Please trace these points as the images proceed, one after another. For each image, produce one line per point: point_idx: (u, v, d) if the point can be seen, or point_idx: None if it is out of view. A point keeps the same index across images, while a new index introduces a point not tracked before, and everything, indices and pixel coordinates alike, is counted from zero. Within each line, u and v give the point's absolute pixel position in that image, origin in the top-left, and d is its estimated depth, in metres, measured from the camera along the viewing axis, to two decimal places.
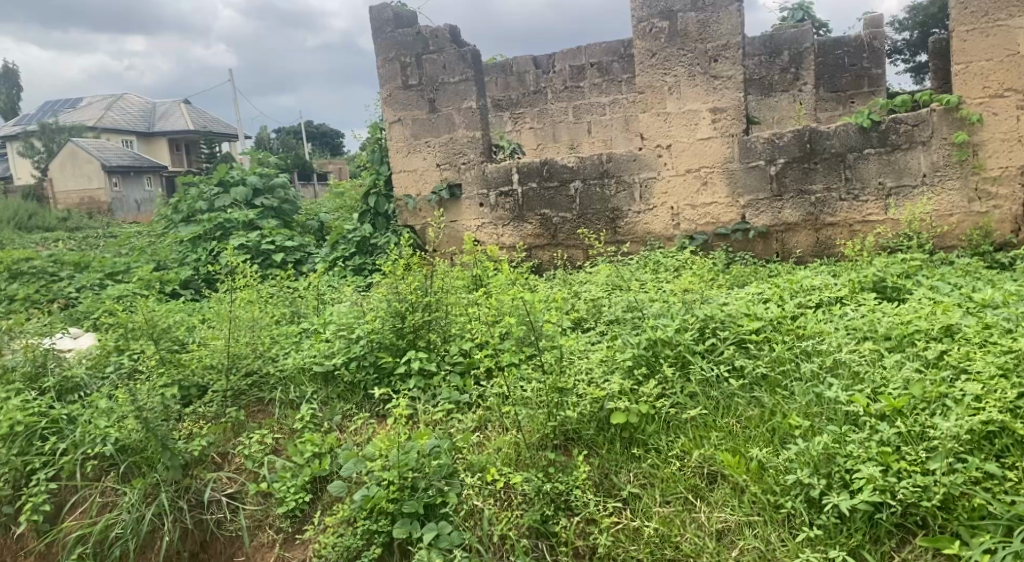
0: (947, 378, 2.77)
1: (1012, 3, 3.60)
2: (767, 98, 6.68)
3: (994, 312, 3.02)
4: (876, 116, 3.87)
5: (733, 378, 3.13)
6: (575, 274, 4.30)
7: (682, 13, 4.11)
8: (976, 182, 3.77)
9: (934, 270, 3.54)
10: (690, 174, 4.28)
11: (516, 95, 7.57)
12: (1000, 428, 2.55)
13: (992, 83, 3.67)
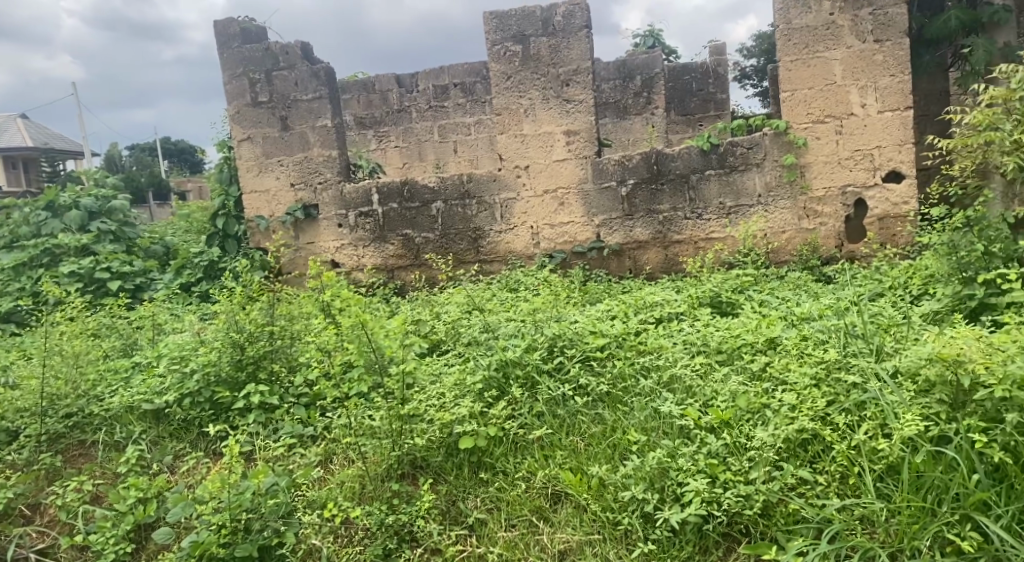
0: (768, 389, 2.95)
1: (828, 37, 3.88)
2: (622, 122, 6.89)
3: (812, 325, 3.22)
4: (715, 140, 4.08)
5: (578, 397, 3.18)
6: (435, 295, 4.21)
7: (535, 38, 4.18)
8: (804, 202, 4.04)
9: (765, 285, 3.74)
10: (548, 195, 4.36)
11: (379, 114, 7.48)
12: (813, 435, 2.75)
13: (814, 110, 3.96)
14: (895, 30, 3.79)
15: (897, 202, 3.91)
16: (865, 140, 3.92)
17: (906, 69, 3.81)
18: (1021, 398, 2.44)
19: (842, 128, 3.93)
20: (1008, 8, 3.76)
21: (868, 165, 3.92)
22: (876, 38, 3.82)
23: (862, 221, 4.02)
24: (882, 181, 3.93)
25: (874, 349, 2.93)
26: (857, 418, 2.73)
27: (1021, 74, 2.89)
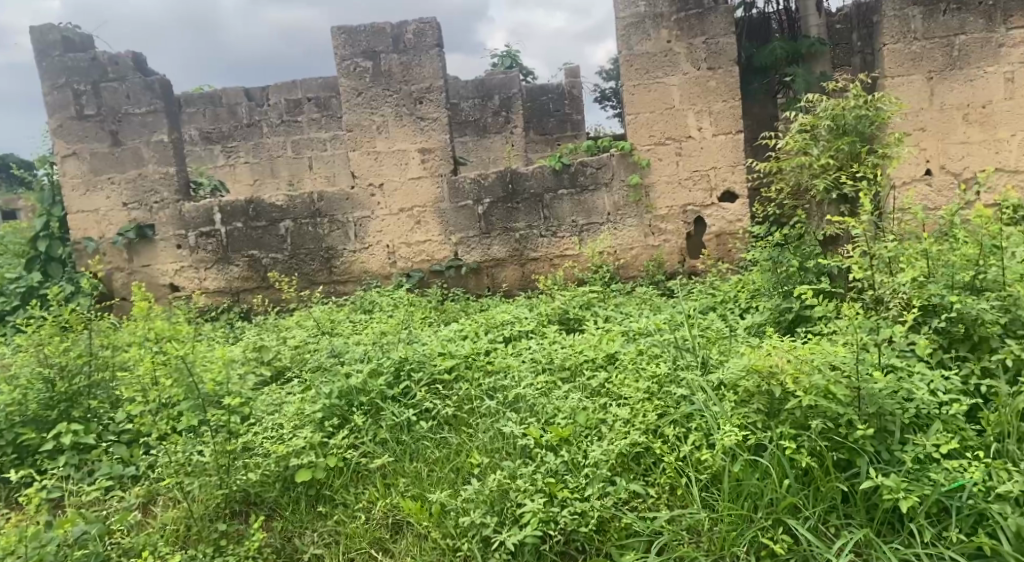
0: (605, 404, 3.04)
1: (666, 63, 4.07)
2: (482, 140, 6.82)
3: (647, 339, 3.33)
4: (566, 160, 4.20)
5: (423, 421, 3.14)
6: (273, 321, 4.07)
7: (385, 54, 4.18)
8: (649, 220, 4.20)
9: (611, 301, 3.83)
10: (404, 213, 4.36)
11: (227, 127, 7.20)
12: (645, 449, 2.86)
13: (656, 133, 4.13)
14: (726, 58, 4.02)
15: (731, 219, 4.12)
16: (702, 161, 4.11)
17: (737, 95, 4.04)
18: (823, 406, 2.69)
19: (681, 150, 4.12)
20: (824, 40, 4.06)
21: (705, 185, 4.12)
22: (710, 65, 4.03)
23: (702, 237, 4.21)
24: (719, 200, 4.14)
25: (702, 362, 3.07)
26: (685, 430, 2.88)
27: (827, 103, 3.11)
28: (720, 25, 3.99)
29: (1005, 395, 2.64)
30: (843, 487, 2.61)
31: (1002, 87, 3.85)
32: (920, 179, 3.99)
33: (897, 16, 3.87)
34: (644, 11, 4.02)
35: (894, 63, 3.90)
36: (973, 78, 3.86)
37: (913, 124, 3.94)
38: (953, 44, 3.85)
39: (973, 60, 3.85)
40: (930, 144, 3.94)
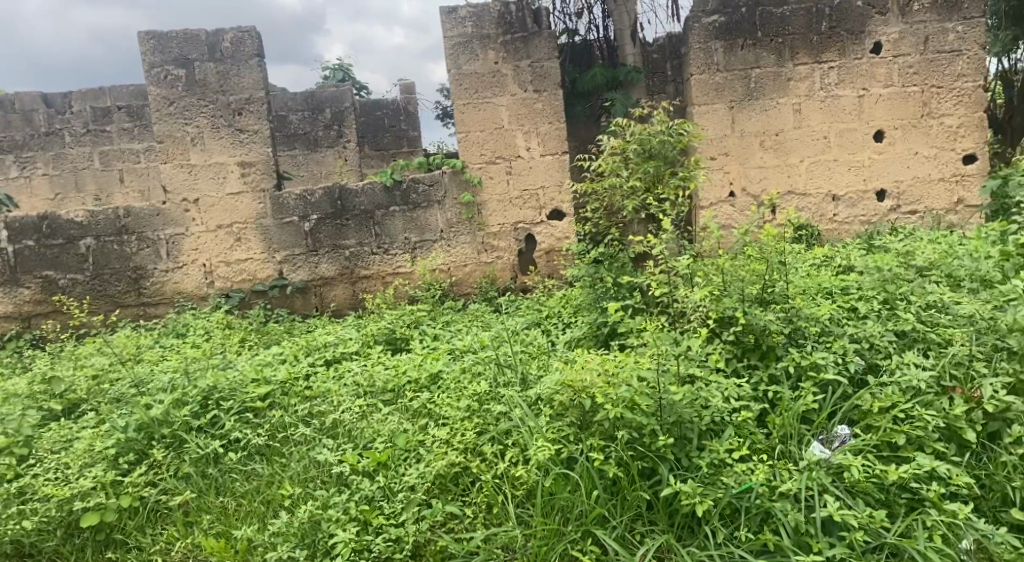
0: (425, 426, 2.99)
1: (495, 83, 4.13)
2: (313, 154, 6.41)
3: (469, 357, 3.34)
4: (397, 177, 4.22)
5: (233, 452, 2.97)
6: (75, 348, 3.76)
7: (200, 62, 4.14)
8: (482, 237, 4.28)
9: (439, 318, 3.84)
10: (222, 230, 4.30)
11: (21, 136, 6.58)
12: (463, 468, 2.83)
13: (487, 151, 4.18)
14: (550, 81, 4.15)
15: (560, 236, 4.27)
16: (532, 181, 4.22)
17: (561, 117, 4.18)
18: (628, 418, 2.80)
19: (511, 169, 4.20)
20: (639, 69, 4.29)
21: (535, 204, 4.23)
22: (535, 87, 4.14)
23: (533, 253, 4.32)
24: (548, 218, 4.26)
25: (520, 379, 3.12)
26: (502, 448, 2.89)
27: (634, 128, 3.30)
28: (544, 49, 4.11)
29: (787, 400, 2.87)
30: (646, 495, 2.73)
31: (791, 117, 4.24)
32: (724, 200, 4.31)
33: (702, 48, 4.16)
34: (471, 32, 4.07)
35: (701, 92, 4.20)
36: (767, 108, 4.22)
37: (718, 149, 4.25)
38: (750, 77, 4.19)
39: (767, 92, 4.21)
40: (733, 168, 4.27)
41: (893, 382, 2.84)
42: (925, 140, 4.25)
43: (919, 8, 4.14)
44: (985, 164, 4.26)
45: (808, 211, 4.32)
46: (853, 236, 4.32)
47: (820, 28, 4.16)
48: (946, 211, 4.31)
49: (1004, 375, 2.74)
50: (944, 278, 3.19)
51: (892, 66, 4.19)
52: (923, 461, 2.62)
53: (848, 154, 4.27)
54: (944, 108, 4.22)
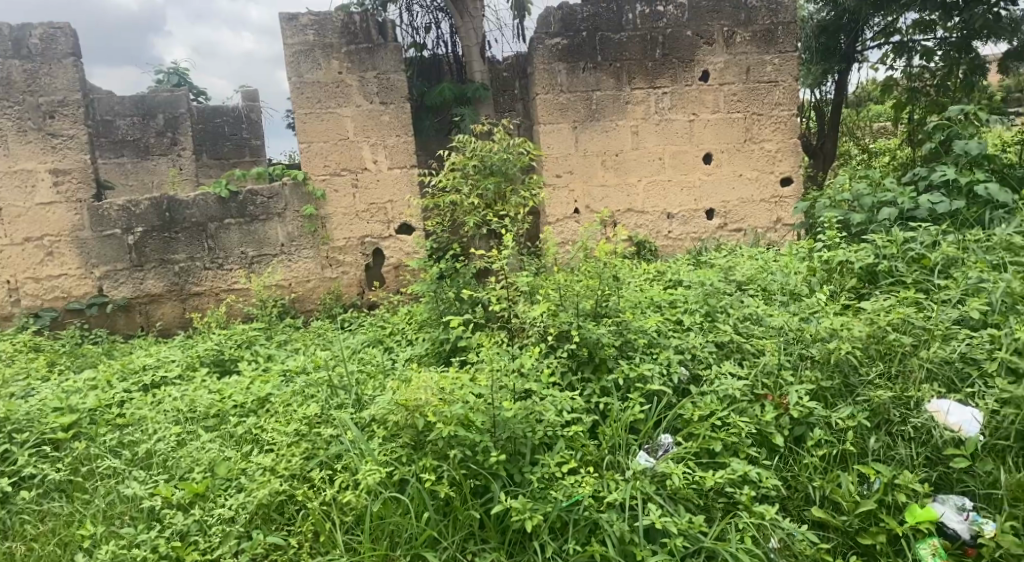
0: (249, 453, 2.84)
1: (339, 94, 4.12)
2: (143, 162, 5.97)
3: (302, 379, 3.22)
4: (232, 188, 4.15)
5: (27, 491, 2.69)
6: None
7: (4, 60, 3.94)
8: (326, 252, 4.26)
9: (272, 339, 3.72)
10: (31, 243, 4.08)
11: None
12: (289, 496, 2.69)
13: (331, 163, 4.17)
14: (397, 94, 4.18)
15: (407, 252, 4.33)
16: (379, 195, 4.24)
17: (409, 131, 4.22)
18: (461, 436, 2.77)
19: (357, 182, 4.20)
20: (486, 87, 4.32)
21: (382, 218, 4.25)
22: (382, 100, 4.16)
23: (380, 268, 4.35)
24: (396, 233, 4.30)
25: (353, 400, 3.04)
26: (332, 472, 2.78)
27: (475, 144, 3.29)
28: (390, 62, 4.14)
29: (616, 411, 2.95)
30: (477, 513, 2.70)
31: (630, 139, 4.42)
32: (569, 217, 4.44)
33: (546, 69, 4.28)
34: (313, 40, 4.04)
35: (546, 112, 4.31)
36: (607, 129, 4.39)
37: (562, 168, 4.37)
38: (591, 99, 4.35)
39: (607, 114, 4.38)
40: (577, 186, 4.40)
41: (712, 391, 2.99)
42: (747, 163, 4.56)
43: (741, 40, 4.43)
44: (800, 187, 4.61)
45: (646, 228, 4.52)
46: (685, 252, 4.56)
47: (654, 55, 4.37)
48: (767, 229, 4.62)
49: (806, 382, 2.95)
50: (759, 293, 3.41)
51: (719, 94, 4.47)
52: (737, 466, 2.76)
53: (681, 175, 4.51)
54: (763, 134, 4.54)
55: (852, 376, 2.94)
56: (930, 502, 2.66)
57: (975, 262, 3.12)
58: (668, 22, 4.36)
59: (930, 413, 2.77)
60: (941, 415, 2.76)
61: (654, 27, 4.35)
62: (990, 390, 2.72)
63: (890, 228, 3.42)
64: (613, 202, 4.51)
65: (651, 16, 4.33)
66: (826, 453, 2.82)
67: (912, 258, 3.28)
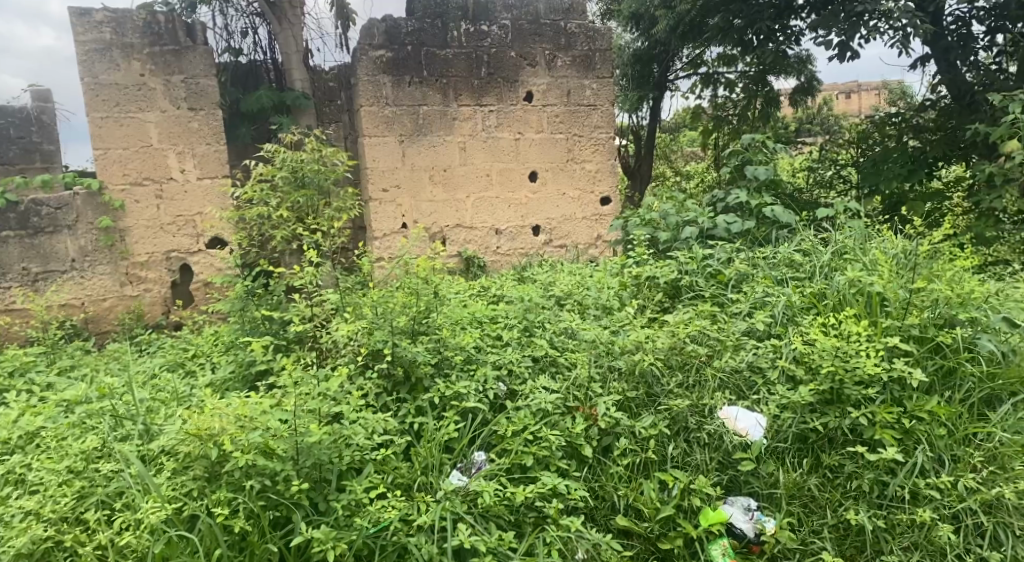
0: (9, 496, 2.51)
1: (139, 99, 4.02)
2: None
3: (81, 410, 2.92)
4: (12, 197, 3.84)
5: None
6: None
7: None
8: (125, 267, 4.09)
9: (54, 365, 3.39)
10: None
11: None
12: (56, 542, 2.39)
13: (131, 172, 4.04)
14: (207, 100, 4.18)
15: (215, 268, 4.28)
16: (186, 207, 4.17)
17: (221, 139, 4.23)
18: (260, 465, 2.60)
19: (161, 192, 4.11)
20: (308, 96, 4.30)
21: (190, 231, 4.19)
22: (190, 106, 4.14)
23: (187, 286, 4.26)
24: (205, 247, 4.26)
25: (141, 430, 2.79)
26: (110, 513, 2.52)
27: (284, 155, 3.15)
28: (200, 67, 4.14)
29: (430, 431, 2.89)
30: (275, 546, 2.55)
31: (457, 155, 4.45)
32: (398, 231, 4.38)
33: (369, 81, 4.21)
34: (110, 39, 3.92)
35: (371, 124, 4.24)
36: (434, 144, 4.38)
37: (389, 182, 4.31)
38: (417, 114, 4.33)
39: (434, 129, 4.37)
40: (404, 200, 4.36)
41: (526, 405, 3.00)
42: (570, 182, 4.73)
43: (563, 64, 4.60)
44: (618, 206, 4.86)
45: (474, 243, 4.55)
46: (513, 267, 4.65)
47: (480, 74, 4.43)
48: (589, 246, 4.83)
49: (614, 393, 3.05)
50: (574, 307, 3.50)
51: (541, 114, 4.60)
52: (546, 480, 2.78)
53: (507, 192, 4.59)
54: (583, 155, 4.73)
55: (655, 386, 3.08)
56: (722, 504, 2.81)
57: (761, 278, 3.38)
58: (492, 42, 4.44)
59: (721, 420, 2.95)
60: (731, 421, 2.95)
61: (478, 46, 4.42)
62: (772, 396, 2.94)
63: (691, 246, 3.65)
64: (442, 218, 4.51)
65: (475, 35, 4.40)
66: (629, 462, 2.92)
67: (710, 273, 3.51)
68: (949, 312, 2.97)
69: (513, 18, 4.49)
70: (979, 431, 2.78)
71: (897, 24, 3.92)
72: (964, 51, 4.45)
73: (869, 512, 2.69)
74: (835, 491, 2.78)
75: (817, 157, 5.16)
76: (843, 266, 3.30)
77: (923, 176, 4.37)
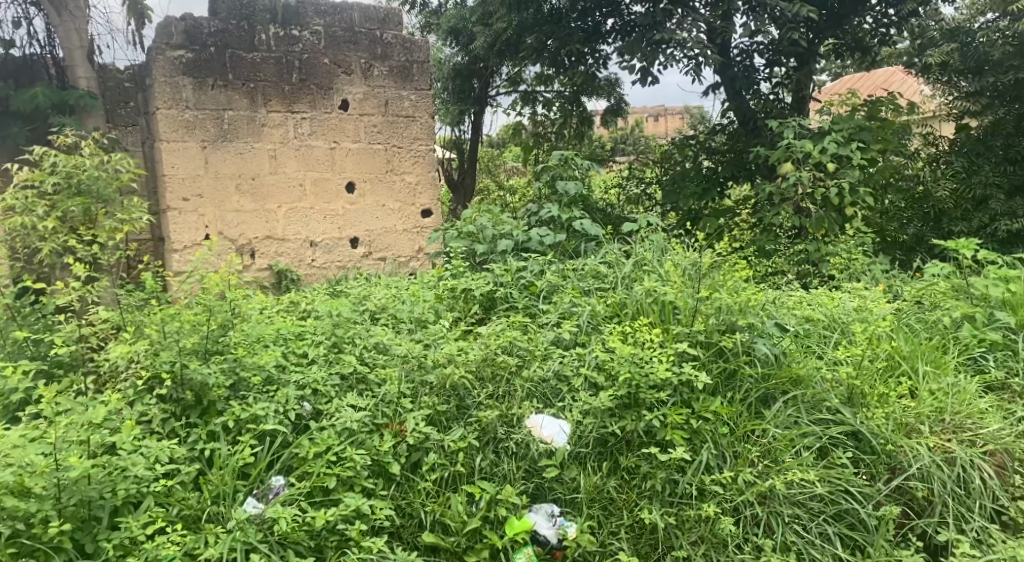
0: None
1: None
2: None
3: None
4: None
5: None
6: None
7: None
8: None
9: None
10: None
11: None
12: None
13: None
14: None
15: None
16: None
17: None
18: (11, 508, 2.27)
19: None
20: (93, 95, 4.02)
21: None
22: None
23: None
24: None
25: None
26: None
27: (59, 159, 2.86)
28: None
29: (223, 457, 2.70)
30: None
31: (267, 163, 4.46)
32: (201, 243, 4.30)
33: (167, 83, 4.15)
34: None
35: (169, 128, 4.16)
36: (240, 151, 4.37)
37: (190, 190, 4.24)
38: (222, 118, 4.31)
39: (241, 135, 4.37)
40: (208, 210, 4.29)
41: (330, 425, 2.87)
42: (389, 195, 4.90)
43: (379, 74, 4.78)
44: (438, 218, 5.08)
45: (287, 256, 4.56)
46: (328, 280, 4.71)
47: (291, 79, 4.51)
48: (410, 257, 5.01)
49: (424, 407, 3.01)
50: (387, 321, 3.46)
51: (358, 124, 4.75)
52: (350, 501, 2.65)
53: (323, 204, 4.66)
54: (403, 167, 4.94)
55: (466, 399, 3.08)
56: (527, 513, 2.84)
57: (570, 289, 3.52)
58: (303, 47, 4.53)
59: (528, 428, 2.99)
60: (536, 429, 3.00)
61: (289, 50, 4.50)
62: (576, 403, 3.02)
63: (506, 258, 3.74)
64: (251, 229, 4.47)
65: (285, 39, 4.48)
66: (438, 477, 2.88)
67: (524, 285, 3.61)
68: (730, 319, 3.22)
69: (325, 25, 4.61)
70: (755, 429, 3.02)
71: (690, 53, 4.26)
72: (748, 81, 4.90)
73: (661, 511, 2.82)
74: (631, 492, 2.90)
75: (627, 174, 5.49)
76: (641, 277, 3.52)
77: (714, 195, 4.84)
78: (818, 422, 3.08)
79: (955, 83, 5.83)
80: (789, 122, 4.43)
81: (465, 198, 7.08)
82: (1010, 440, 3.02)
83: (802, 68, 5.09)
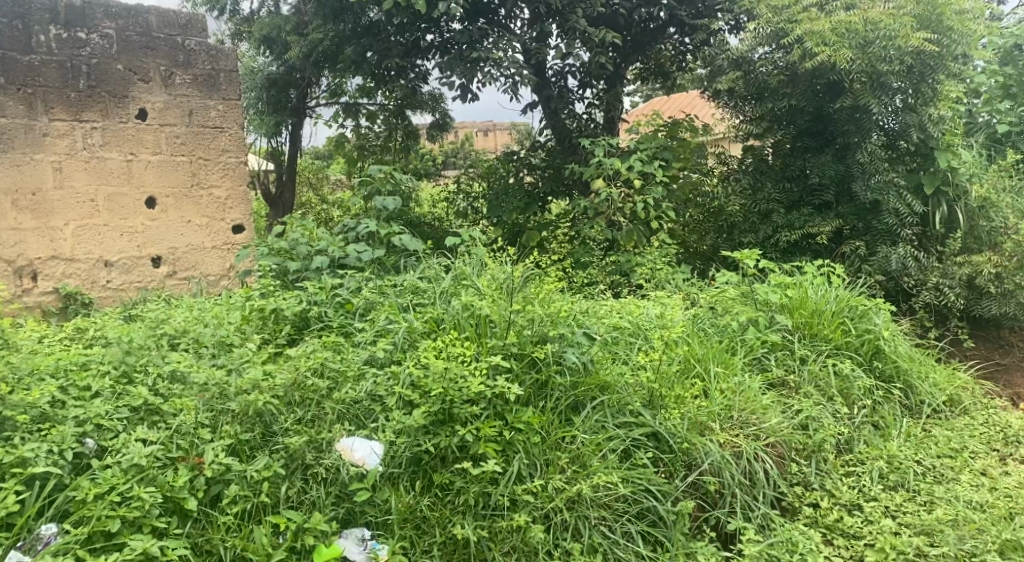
0: None
1: None
2: None
3: None
4: None
5: None
6: None
7: None
8: None
9: None
10: None
11: None
12: None
13: None
14: None
15: None
16: None
17: None
18: None
19: None
20: None
21: None
22: None
23: None
24: None
25: None
26: None
27: None
28: None
29: None
30: None
31: (50, 176, 4.25)
32: None
33: None
34: None
35: None
36: (17, 163, 4.14)
37: None
38: None
39: (16, 146, 4.14)
40: None
41: (116, 462, 2.62)
42: (195, 210, 4.79)
43: (182, 82, 4.69)
44: (250, 234, 5.06)
45: (75, 278, 4.36)
46: (126, 302, 4.52)
47: (77, 85, 4.31)
48: (219, 276, 4.94)
49: (225, 437, 2.84)
50: (187, 346, 3.28)
51: (159, 134, 4.61)
52: (136, 543, 2.40)
53: (119, 220, 4.49)
54: (210, 179, 4.84)
55: (272, 426, 2.95)
56: (337, 539, 2.73)
57: (387, 306, 3.50)
58: (92, 51, 4.35)
59: (339, 452, 2.90)
60: (348, 453, 2.91)
61: (75, 54, 4.30)
62: (388, 423, 2.95)
63: (321, 276, 3.69)
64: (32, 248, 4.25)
65: (69, 41, 4.28)
66: (240, 510, 2.71)
67: (339, 303, 3.57)
68: (542, 330, 3.32)
69: (117, 28, 4.44)
70: (565, 436, 3.13)
71: (505, 71, 4.43)
72: (562, 103, 5.28)
73: (474, 524, 2.82)
74: (444, 508, 2.87)
75: (455, 188, 5.60)
76: (458, 291, 3.57)
77: (536, 208, 5.09)
78: (621, 426, 3.23)
79: (741, 109, 6.08)
80: (599, 141, 4.73)
81: (284, 212, 7.19)
82: (788, 432, 3.37)
83: (611, 89, 5.45)
